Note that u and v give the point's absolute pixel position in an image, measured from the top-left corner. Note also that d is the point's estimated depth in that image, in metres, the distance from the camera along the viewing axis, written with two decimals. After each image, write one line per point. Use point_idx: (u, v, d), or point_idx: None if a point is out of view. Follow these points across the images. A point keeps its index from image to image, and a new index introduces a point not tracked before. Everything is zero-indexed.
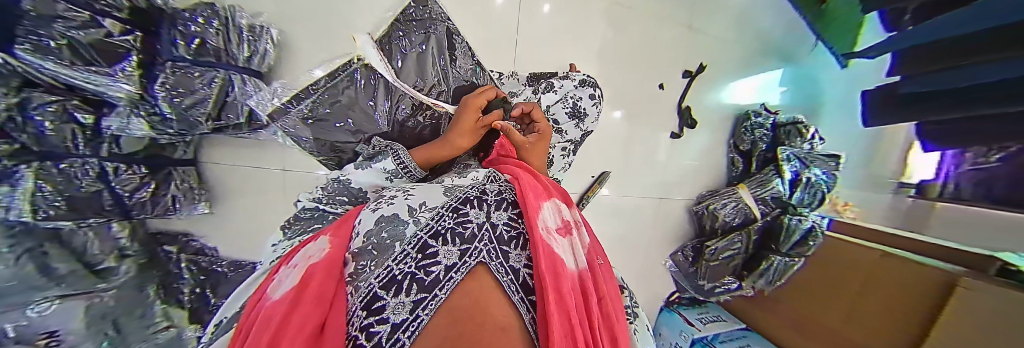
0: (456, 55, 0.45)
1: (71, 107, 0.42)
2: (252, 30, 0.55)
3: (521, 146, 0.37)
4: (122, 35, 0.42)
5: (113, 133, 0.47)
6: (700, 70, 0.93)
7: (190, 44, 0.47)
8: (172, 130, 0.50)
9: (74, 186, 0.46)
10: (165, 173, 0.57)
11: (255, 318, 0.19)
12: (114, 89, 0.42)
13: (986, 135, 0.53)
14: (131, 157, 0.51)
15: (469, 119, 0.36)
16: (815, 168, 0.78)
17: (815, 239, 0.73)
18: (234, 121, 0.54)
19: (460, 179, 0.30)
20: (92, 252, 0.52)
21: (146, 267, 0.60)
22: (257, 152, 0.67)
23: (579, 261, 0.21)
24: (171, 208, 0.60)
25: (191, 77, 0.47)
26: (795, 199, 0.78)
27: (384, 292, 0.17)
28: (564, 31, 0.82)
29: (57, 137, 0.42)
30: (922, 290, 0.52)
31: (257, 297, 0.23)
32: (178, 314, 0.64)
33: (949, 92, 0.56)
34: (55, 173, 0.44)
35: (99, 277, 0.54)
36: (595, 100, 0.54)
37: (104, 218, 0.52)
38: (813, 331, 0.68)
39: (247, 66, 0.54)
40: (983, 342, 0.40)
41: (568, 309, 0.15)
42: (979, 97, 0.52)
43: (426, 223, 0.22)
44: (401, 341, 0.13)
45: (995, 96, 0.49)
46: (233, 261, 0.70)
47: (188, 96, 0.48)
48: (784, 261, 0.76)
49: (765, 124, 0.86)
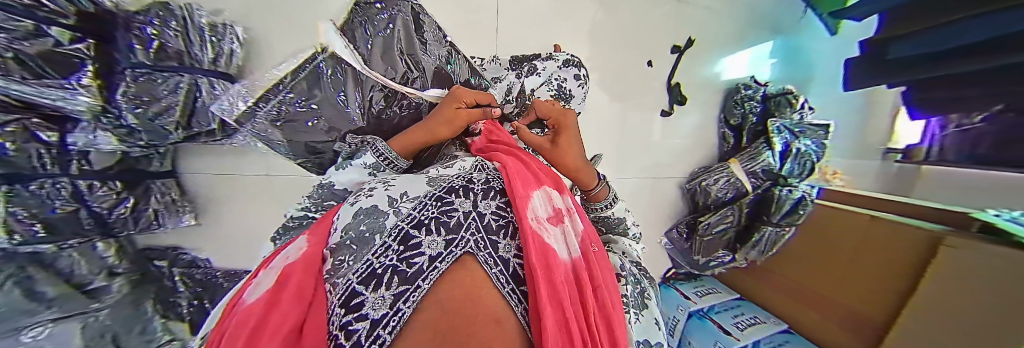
0: (428, 40, 0.43)
1: (32, 125, 0.41)
2: (215, 29, 0.53)
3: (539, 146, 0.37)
4: (72, 43, 0.39)
5: (81, 149, 0.46)
6: (689, 45, 0.91)
7: (149, 49, 0.46)
8: (142, 142, 0.50)
9: (48, 208, 0.45)
10: (144, 188, 0.57)
11: (229, 323, 0.18)
12: (74, 103, 0.40)
13: (961, 96, 0.54)
14: (104, 173, 0.50)
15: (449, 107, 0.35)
16: (806, 139, 0.77)
17: (806, 207, 0.73)
18: (205, 127, 0.53)
19: (446, 169, 0.29)
20: (82, 272, 0.52)
21: (138, 283, 0.60)
22: (237, 159, 0.67)
23: (573, 250, 0.21)
24: (155, 222, 0.60)
25: (155, 84, 0.47)
26: (786, 170, 0.77)
27: (363, 287, 0.16)
28: (544, 9, 0.80)
29: (21, 157, 0.41)
30: (906, 251, 0.54)
31: (233, 302, 0.22)
32: (179, 328, 0.63)
33: (925, 52, 0.57)
34: (26, 196, 0.43)
35: (89, 296, 0.53)
36: (581, 81, 0.51)
37: (86, 238, 0.51)
38: (806, 298, 0.71)
39: (214, 68, 0.53)
40: (976, 295, 0.41)
41: (560, 299, 0.15)
42: (949, 54, 0.53)
43: (408, 213, 0.21)
44: (383, 338, 0.12)
45: (969, 54, 0.51)
46: (228, 271, 0.72)
47: (154, 104, 0.47)
48: (775, 231, 0.76)
49: (755, 97, 0.85)
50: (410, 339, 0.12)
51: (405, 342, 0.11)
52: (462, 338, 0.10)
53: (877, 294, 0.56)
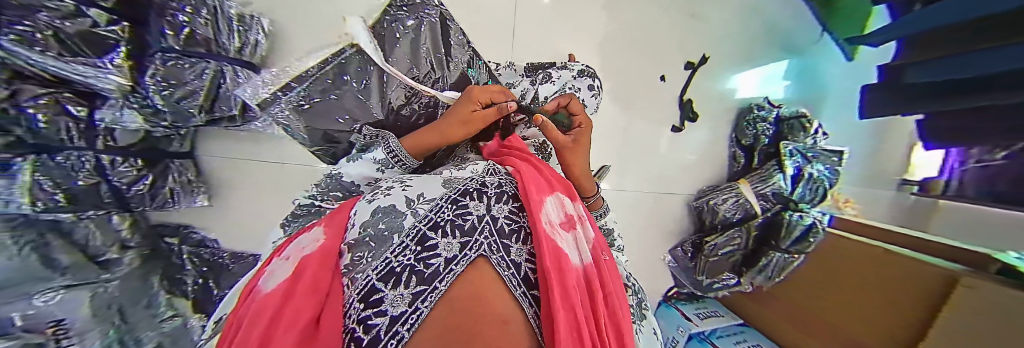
0: (452, 44, 0.44)
1: (64, 99, 0.43)
2: (242, 20, 0.56)
3: (561, 146, 0.36)
4: (109, 25, 0.42)
5: (107, 126, 0.49)
6: (704, 62, 0.91)
7: (179, 35, 0.49)
8: (164, 123, 0.52)
9: (71, 179, 0.48)
10: (163, 166, 0.60)
11: (249, 312, 0.19)
12: (105, 81, 0.42)
13: (964, 127, 0.54)
14: (126, 150, 0.54)
15: (464, 109, 0.35)
16: (818, 164, 0.76)
17: (817, 235, 0.73)
18: (226, 112, 0.55)
19: (459, 171, 0.30)
20: (96, 244, 0.54)
21: (149, 258, 0.62)
22: (253, 145, 0.69)
23: (584, 257, 0.21)
24: (169, 200, 0.63)
25: (183, 69, 0.49)
26: (797, 195, 0.77)
27: (382, 284, 0.17)
28: (561, 18, 0.82)
29: (53, 130, 0.43)
30: (921, 288, 0.51)
31: (251, 289, 0.23)
32: (183, 304, 0.64)
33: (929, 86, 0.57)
34: (53, 166, 0.45)
35: (102, 268, 0.54)
36: (595, 91, 0.51)
37: (104, 210, 0.54)
38: (814, 330, 0.68)
39: (238, 56, 0.55)
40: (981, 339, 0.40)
41: (573, 305, 0.15)
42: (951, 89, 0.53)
43: (425, 214, 0.22)
44: (401, 334, 0.13)
45: (962, 88, 0.51)
46: (235, 253, 0.73)
47: (180, 88, 0.49)
48: (784, 257, 0.76)
49: (768, 118, 0.85)
50: (427, 335, 0.12)
51: (422, 339, 0.12)
52: (478, 336, 0.10)
53: (885, 330, 0.54)
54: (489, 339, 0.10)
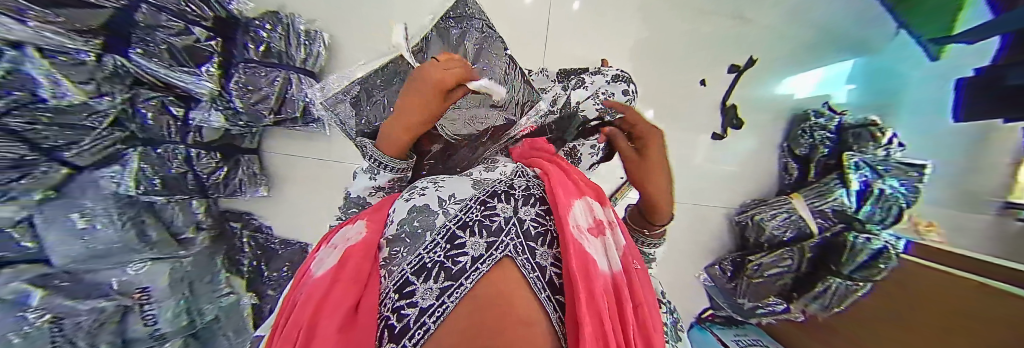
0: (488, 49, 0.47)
1: (168, 102, 0.55)
2: (309, 35, 0.64)
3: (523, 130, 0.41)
4: (207, 40, 0.54)
5: (197, 124, 0.60)
6: (751, 64, 0.85)
7: (258, 48, 0.59)
8: (241, 122, 0.63)
9: (166, 167, 0.58)
10: (235, 161, 0.69)
11: (302, 294, 0.22)
12: (199, 87, 0.54)
13: None
14: (208, 145, 0.63)
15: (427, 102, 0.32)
16: (891, 178, 0.58)
17: (889, 261, 0.56)
18: (291, 114, 0.63)
19: (488, 172, 0.31)
20: (178, 224, 0.63)
21: (217, 240, 0.71)
22: (310, 143, 0.77)
23: (613, 263, 0.21)
24: (238, 189, 0.71)
25: (258, 76, 0.59)
26: (863, 214, 0.64)
27: (415, 278, 0.18)
28: (592, 26, 0.83)
29: (156, 126, 0.55)
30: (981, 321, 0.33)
31: (303, 273, 0.26)
32: (237, 282, 0.72)
33: None
34: (154, 156, 0.56)
35: (179, 244, 0.63)
36: (630, 96, 0.49)
37: (187, 195, 0.64)
38: None
39: (303, 66, 0.63)
40: None
41: (599, 311, 0.14)
42: None
43: (455, 214, 0.23)
44: (427, 326, 0.13)
45: None
46: (285, 240, 0.79)
47: (256, 92, 0.59)
48: (845, 284, 0.62)
49: (828, 126, 0.76)
50: (448, 330, 0.12)
51: (442, 337, 0.12)
52: (497, 333, 0.09)
53: None
54: (503, 337, 0.09)
